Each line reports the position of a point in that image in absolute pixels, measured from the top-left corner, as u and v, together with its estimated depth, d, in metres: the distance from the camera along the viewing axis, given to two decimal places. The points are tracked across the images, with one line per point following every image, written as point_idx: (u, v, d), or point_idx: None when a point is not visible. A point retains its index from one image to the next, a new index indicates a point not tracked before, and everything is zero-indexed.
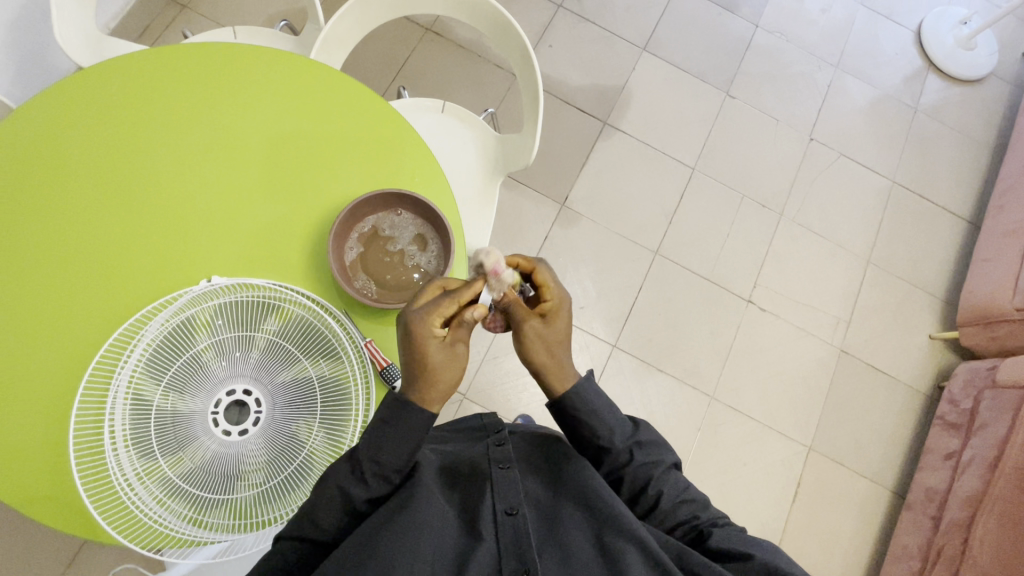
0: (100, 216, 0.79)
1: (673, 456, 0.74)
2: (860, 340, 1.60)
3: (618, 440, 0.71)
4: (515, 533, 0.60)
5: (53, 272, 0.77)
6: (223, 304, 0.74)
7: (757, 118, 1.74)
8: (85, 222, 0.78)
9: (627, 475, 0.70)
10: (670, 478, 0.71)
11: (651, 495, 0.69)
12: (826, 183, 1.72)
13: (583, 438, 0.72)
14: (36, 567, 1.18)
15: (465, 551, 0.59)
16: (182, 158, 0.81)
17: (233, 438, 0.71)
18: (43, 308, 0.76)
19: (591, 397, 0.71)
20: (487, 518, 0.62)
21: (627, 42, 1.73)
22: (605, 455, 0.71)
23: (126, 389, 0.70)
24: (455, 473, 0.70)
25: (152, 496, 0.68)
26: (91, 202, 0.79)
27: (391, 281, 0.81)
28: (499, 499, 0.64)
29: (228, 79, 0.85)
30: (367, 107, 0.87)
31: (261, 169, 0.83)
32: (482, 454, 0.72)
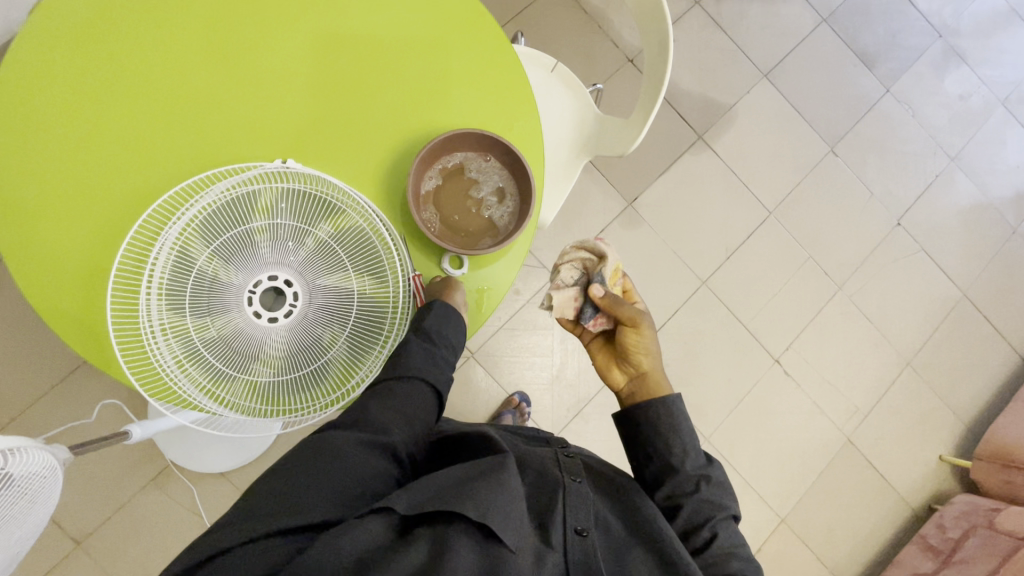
0: (199, 63, 0.76)
1: (735, 508, 0.73)
2: (871, 437, 1.56)
3: (688, 465, 0.73)
4: (584, 555, 0.59)
5: (138, 103, 0.75)
6: (289, 191, 0.72)
7: (852, 184, 1.66)
8: (180, 63, 0.76)
9: (688, 504, 0.71)
10: (727, 528, 0.70)
11: (706, 534, 0.69)
12: (897, 273, 1.64)
13: (652, 453, 0.75)
14: (31, 372, 1.21)
15: (541, 549, 0.57)
16: (291, 31, 0.78)
17: (262, 322, 0.70)
18: (117, 133, 0.74)
19: (676, 417, 0.76)
20: (563, 518, 0.62)
21: (751, 63, 1.64)
22: (673, 476, 0.73)
23: (175, 242, 0.70)
24: (526, 471, 0.70)
25: (172, 351, 0.69)
26: (191, 45, 0.76)
27: (458, 223, 0.79)
28: (570, 514, 0.63)
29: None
30: (488, 41, 0.83)
31: (368, 72, 0.80)
32: (553, 461, 0.72)
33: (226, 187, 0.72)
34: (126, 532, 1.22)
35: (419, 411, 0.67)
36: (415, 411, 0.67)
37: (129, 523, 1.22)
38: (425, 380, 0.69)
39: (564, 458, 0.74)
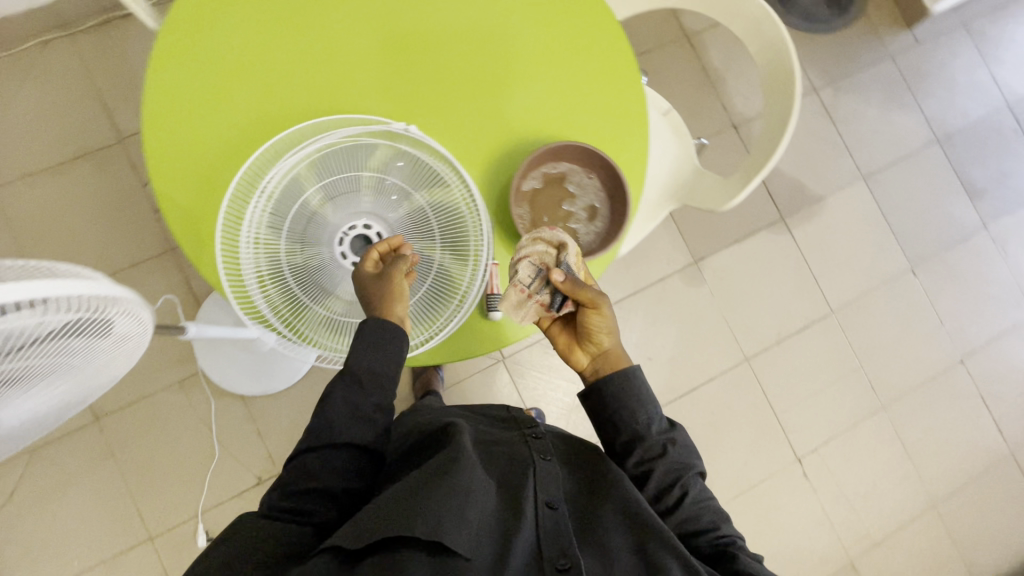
0: (362, 18, 0.82)
1: (701, 464, 0.76)
2: (876, 567, 1.48)
3: (654, 431, 0.74)
4: (556, 524, 0.64)
5: (299, 37, 0.80)
6: (406, 154, 0.75)
7: (923, 308, 1.61)
8: (345, 14, 0.82)
9: (657, 469, 0.73)
10: (695, 484, 0.74)
11: (675, 495, 0.72)
12: (948, 410, 1.58)
13: (619, 425, 0.76)
14: (104, 252, 1.29)
15: (510, 524, 0.63)
16: (450, 15, 0.84)
17: (345, 263, 0.76)
18: (272, 59, 0.80)
19: (639, 388, 0.76)
20: (531, 504, 0.66)
21: (853, 162, 1.63)
22: (637, 443, 0.74)
23: (291, 169, 0.73)
24: (495, 455, 0.75)
25: (258, 266, 0.72)
26: (360, 1, 0.82)
27: (546, 229, 0.81)
28: (541, 489, 0.68)
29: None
30: (622, 72, 0.87)
31: (506, 69, 0.84)
32: (522, 445, 0.78)
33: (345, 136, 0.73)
34: (139, 423, 1.27)
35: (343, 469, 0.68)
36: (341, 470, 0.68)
37: (144, 416, 1.27)
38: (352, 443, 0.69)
39: (534, 440, 0.79)
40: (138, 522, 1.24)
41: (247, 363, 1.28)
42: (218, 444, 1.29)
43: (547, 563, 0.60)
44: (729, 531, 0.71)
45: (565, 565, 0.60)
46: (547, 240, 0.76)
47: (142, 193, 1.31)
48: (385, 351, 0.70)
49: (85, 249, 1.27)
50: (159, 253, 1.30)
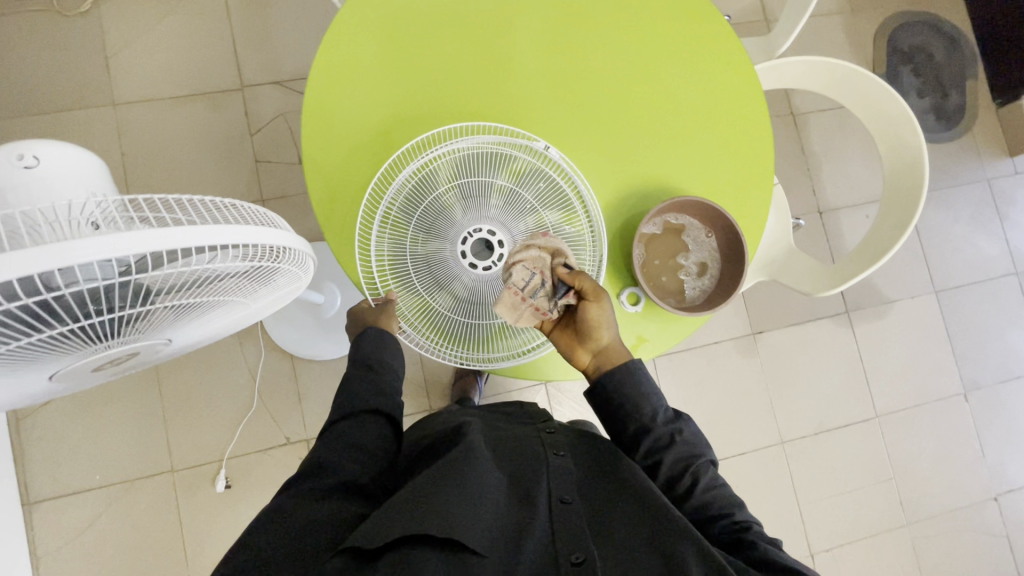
0: (529, 36, 0.86)
1: (710, 452, 0.75)
2: None
3: (659, 422, 0.74)
4: (570, 520, 0.64)
5: (467, 39, 0.84)
6: (543, 173, 0.78)
7: (968, 435, 1.58)
8: (513, 31, 0.85)
9: (664, 459, 0.72)
10: (707, 470, 0.72)
11: (685, 482, 0.71)
12: (972, 544, 1.54)
13: (626, 421, 0.75)
14: (200, 188, 1.33)
15: (522, 518, 0.64)
16: (609, 55, 0.87)
17: (462, 263, 0.74)
18: (436, 56, 0.84)
19: (648, 379, 0.76)
20: (543, 502, 0.66)
21: (928, 274, 1.63)
22: (645, 436, 0.74)
23: (435, 160, 0.77)
24: (506, 451, 0.76)
25: (382, 242, 0.76)
26: (528, 23, 0.86)
27: (655, 275, 0.84)
28: (554, 485, 0.68)
29: (694, 28, 0.89)
30: (756, 146, 0.88)
31: (650, 113, 0.87)
32: (536, 443, 0.78)
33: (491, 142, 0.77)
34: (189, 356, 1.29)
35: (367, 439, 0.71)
36: (371, 441, 0.71)
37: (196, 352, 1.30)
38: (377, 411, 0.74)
39: (547, 436, 0.80)
40: (165, 451, 1.26)
41: (305, 323, 1.30)
42: (257, 396, 1.31)
43: (562, 558, 0.60)
44: (742, 513, 0.69)
45: (580, 560, 0.59)
46: (541, 245, 0.73)
47: (249, 140, 1.36)
48: (389, 343, 0.79)
49: (183, 181, 1.32)
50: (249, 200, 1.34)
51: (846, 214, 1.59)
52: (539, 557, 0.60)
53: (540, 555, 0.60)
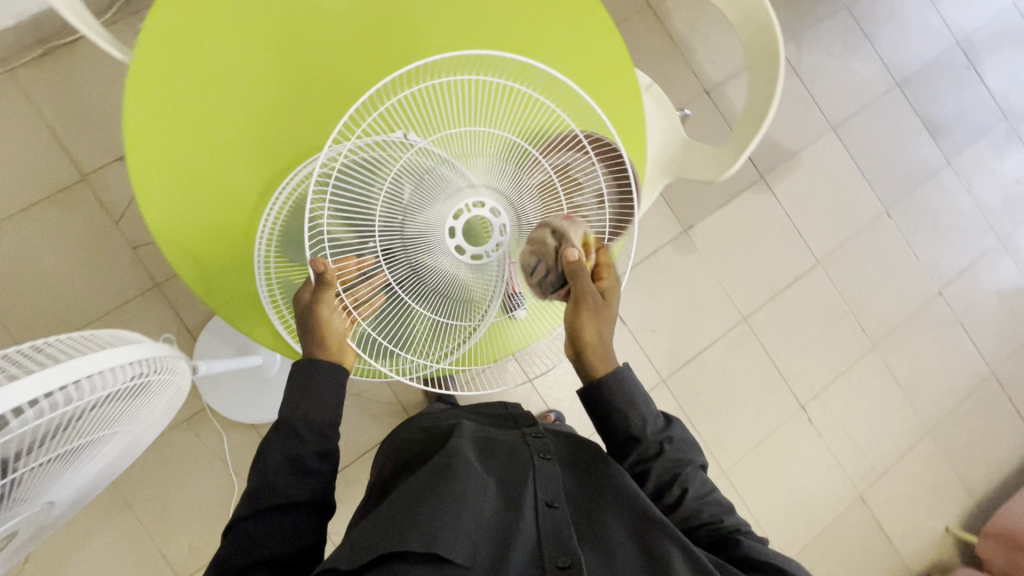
0: (346, 21, 0.79)
1: (700, 456, 0.79)
2: (884, 496, 1.57)
3: (648, 432, 0.77)
4: (557, 521, 0.70)
5: (284, 54, 0.77)
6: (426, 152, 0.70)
7: (901, 247, 1.68)
8: (326, 29, 0.78)
9: (654, 467, 0.76)
10: (697, 477, 0.77)
11: (675, 492, 0.75)
12: (932, 340, 1.67)
13: (615, 429, 0.78)
14: (86, 295, 1.23)
15: (509, 525, 0.68)
16: (436, 23, 0.81)
17: (450, 246, 0.66)
18: (255, 82, 0.76)
19: (637, 394, 0.77)
20: (530, 503, 0.72)
21: (822, 114, 1.68)
22: (636, 446, 0.77)
23: (311, 174, 0.71)
24: (493, 453, 0.82)
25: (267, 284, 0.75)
26: (341, 14, 0.79)
27: None
28: (541, 489, 0.73)
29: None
30: (613, 68, 0.87)
31: (498, 58, 0.83)
32: (523, 445, 0.84)
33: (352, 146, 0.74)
34: (149, 465, 1.23)
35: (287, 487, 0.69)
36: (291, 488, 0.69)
37: (154, 459, 1.23)
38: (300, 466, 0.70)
39: (534, 440, 0.85)
40: (164, 565, 1.21)
41: (253, 390, 1.25)
42: (236, 476, 1.26)
43: (547, 562, 0.65)
44: (732, 521, 0.75)
45: (566, 563, 0.65)
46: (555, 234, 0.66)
47: (116, 229, 1.25)
48: (316, 391, 0.71)
49: (65, 295, 1.22)
50: (145, 289, 1.25)
51: (731, 86, 1.61)
52: (525, 560, 0.65)
53: (526, 560, 0.65)
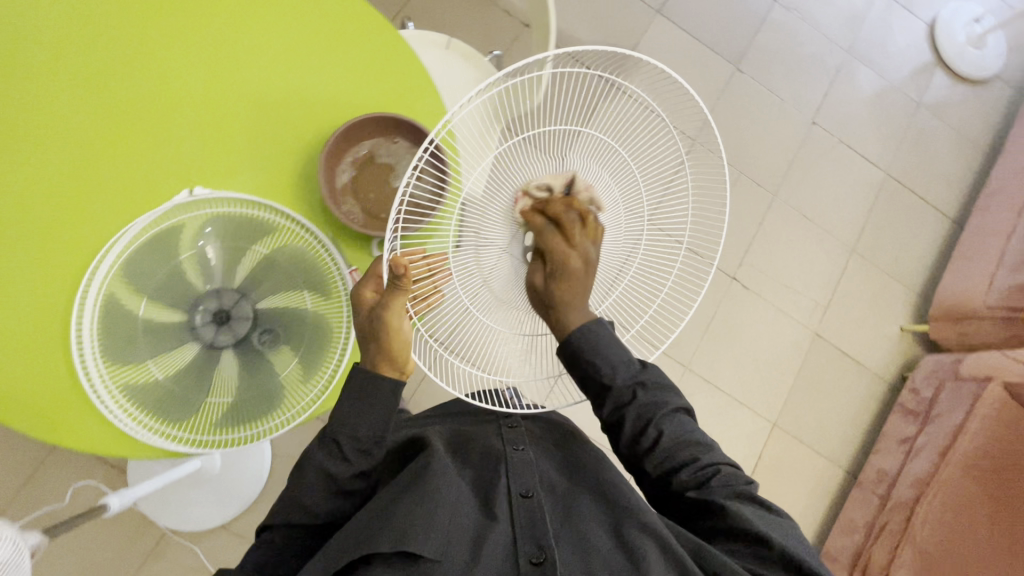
0: (85, 106, 0.74)
1: (680, 399, 0.72)
2: (836, 326, 1.63)
3: (620, 379, 0.70)
4: (531, 513, 0.67)
5: (36, 163, 0.72)
6: (213, 214, 0.73)
7: (763, 96, 1.71)
8: (67, 122, 0.73)
9: (629, 414, 0.70)
10: (673, 420, 0.70)
11: (650, 436, 0.69)
12: (824, 168, 1.72)
13: (586, 380, 0.70)
14: None
15: (485, 526, 0.66)
16: (177, 66, 0.76)
17: (512, 254, 0.73)
18: (17, 204, 0.72)
19: (608, 347, 0.68)
20: (503, 500, 0.69)
21: (642, 2, 1.68)
22: (609, 394, 0.70)
23: (108, 276, 0.70)
24: (469, 448, 0.78)
25: (110, 398, 0.68)
26: (74, 100, 0.73)
27: (382, 212, 0.79)
28: (515, 481, 0.71)
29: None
30: (380, 36, 0.81)
31: (244, 64, 0.77)
32: (495, 436, 0.81)
33: (144, 226, 0.70)
34: None
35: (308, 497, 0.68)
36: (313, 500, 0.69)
37: None
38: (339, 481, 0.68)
39: (507, 429, 0.82)
40: None
41: (209, 493, 1.22)
42: None
43: (520, 558, 0.63)
44: (716, 463, 0.69)
45: (539, 559, 0.63)
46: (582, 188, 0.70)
47: None
48: (358, 412, 0.67)
49: None
50: (54, 445, 1.19)
51: None
52: (498, 558, 0.63)
53: (500, 559, 0.63)
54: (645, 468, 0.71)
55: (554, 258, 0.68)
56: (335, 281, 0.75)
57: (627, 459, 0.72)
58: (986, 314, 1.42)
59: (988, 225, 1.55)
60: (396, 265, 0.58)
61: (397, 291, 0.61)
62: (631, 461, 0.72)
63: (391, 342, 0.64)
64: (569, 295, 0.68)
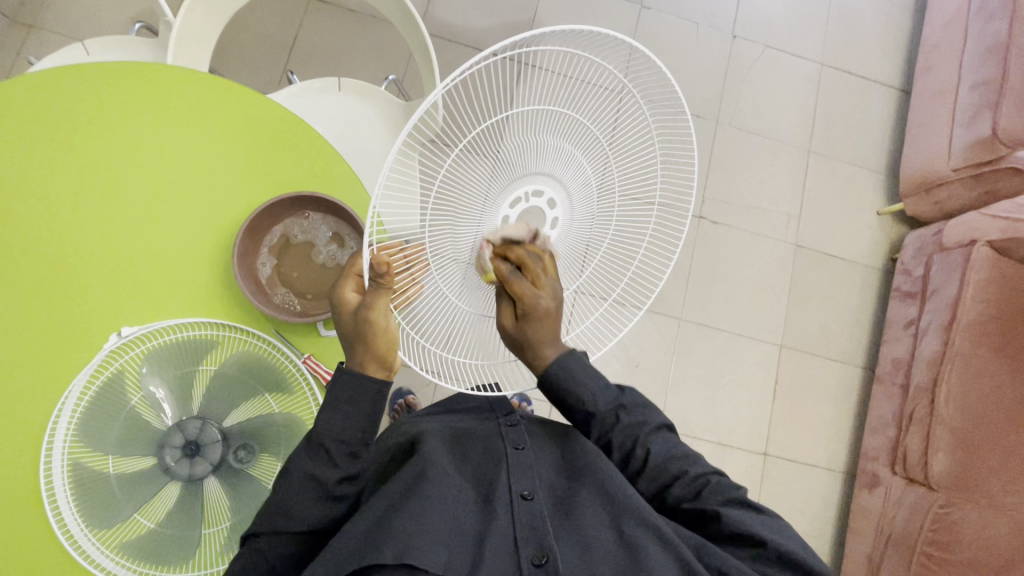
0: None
1: (662, 416, 0.71)
2: (813, 231, 1.61)
3: (602, 405, 0.69)
4: (532, 517, 0.60)
5: None
6: (148, 349, 0.72)
7: (677, 25, 1.65)
8: None
9: (615, 439, 0.68)
10: (659, 437, 0.68)
11: (639, 456, 0.67)
12: (757, 79, 1.67)
13: (568, 408, 0.70)
14: None
15: (484, 530, 0.59)
16: (78, 209, 0.76)
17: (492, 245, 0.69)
18: None
19: (580, 373, 0.68)
20: (503, 498, 0.61)
21: None
22: (592, 421, 0.69)
23: (65, 442, 0.69)
24: (466, 446, 0.69)
25: (108, 555, 0.68)
26: None
27: (315, 290, 0.79)
28: (515, 480, 0.63)
29: (74, 108, 0.78)
30: (266, 118, 0.82)
31: (152, 197, 0.78)
32: (494, 432, 0.72)
33: (85, 385, 0.70)
34: None
35: (296, 501, 0.58)
36: (299, 500, 0.58)
37: None
38: (328, 477, 0.59)
39: (506, 425, 0.73)
40: None
41: None
42: None
43: (523, 559, 0.57)
44: (706, 473, 0.66)
45: (542, 560, 0.57)
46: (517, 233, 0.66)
47: None
48: (345, 414, 0.60)
49: None
50: None
51: (431, 14, 1.53)
52: (499, 566, 0.56)
53: (501, 561, 0.56)
54: (640, 488, 0.68)
55: (523, 302, 0.65)
56: (292, 376, 0.75)
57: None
58: (954, 176, 1.38)
59: (931, 86, 1.50)
60: (378, 260, 0.56)
61: (380, 291, 0.59)
62: (628, 482, 0.70)
63: (380, 340, 0.60)
64: (544, 333, 0.66)
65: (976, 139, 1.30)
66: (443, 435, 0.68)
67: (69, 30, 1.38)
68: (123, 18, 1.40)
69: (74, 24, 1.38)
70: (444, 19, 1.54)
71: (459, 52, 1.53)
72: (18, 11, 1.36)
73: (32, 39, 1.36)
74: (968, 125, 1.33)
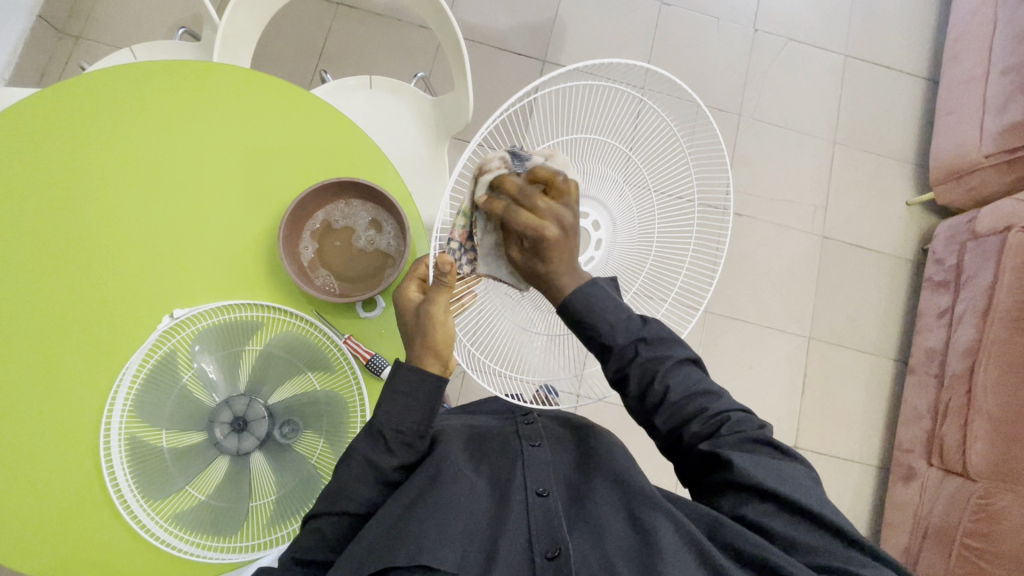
0: (53, 255, 0.78)
1: (685, 350, 0.65)
2: (840, 222, 1.60)
3: (620, 335, 0.64)
4: (546, 512, 0.61)
5: (29, 324, 0.77)
6: (198, 330, 0.76)
7: (698, 21, 1.66)
8: (51, 276, 0.78)
9: (633, 370, 0.64)
10: (681, 372, 0.64)
11: (658, 389, 0.62)
12: (780, 72, 1.66)
13: (585, 339, 0.66)
14: None
15: (498, 525, 0.59)
16: (131, 192, 0.81)
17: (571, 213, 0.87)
18: (25, 365, 0.76)
19: (599, 301, 0.65)
20: (518, 497, 0.62)
21: None
22: (609, 351, 0.65)
23: (123, 415, 0.73)
24: (483, 446, 0.71)
25: (161, 527, 0.72)
26: (47, 253, 0.78)
27: (353, 272, 0.82)
28: (529, 478, 0.64)
29: (134, 111, 0.83)
30: (303, 107, 0.86)
31: (205, 191, 0.82)
32: (512, 432, 0.73)
33: (139, 363, 0.74)
34: None
35: (357, 486, 0.61)
36: (355, 486, 0.61)
37: None
38: (387, 465, 0.61)
39: (524, 424, 0.75)
40: None
41: None
42: None
43: (536, 554, 0.57)
44: (728, 410, 0.62)
45: (554, 554, 0.57)
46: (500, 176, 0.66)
47: None
48: (406, 408, 0.61)
49: None
50: None
51: (455, 15, 1.57)
52: (514, 561, 0.56)
53: (513, 558, 0.57)
54: (655, 424, 0.64)
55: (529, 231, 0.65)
56: (332, 354, 0.77)
57: (637, 416, 0.66)
58: (987, 162, 1.35)
59: (961, 72, 1.48)
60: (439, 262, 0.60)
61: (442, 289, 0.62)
62: (643, 418, 0.65)
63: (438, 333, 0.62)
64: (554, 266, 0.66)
65: (1008, 124, 1.28)
66: (462, 433, 0.72)
67: (114, 39, 1.45)
68: (164, 27, 1.47)
69: (118, 34, 1.45)
70: (466, 19, 1.58)
71: (483, 52, 1.56)
72: (66, 22, 1.44)
73: (79, 49, 1.43)
74: (1000, 110, 1.31)
